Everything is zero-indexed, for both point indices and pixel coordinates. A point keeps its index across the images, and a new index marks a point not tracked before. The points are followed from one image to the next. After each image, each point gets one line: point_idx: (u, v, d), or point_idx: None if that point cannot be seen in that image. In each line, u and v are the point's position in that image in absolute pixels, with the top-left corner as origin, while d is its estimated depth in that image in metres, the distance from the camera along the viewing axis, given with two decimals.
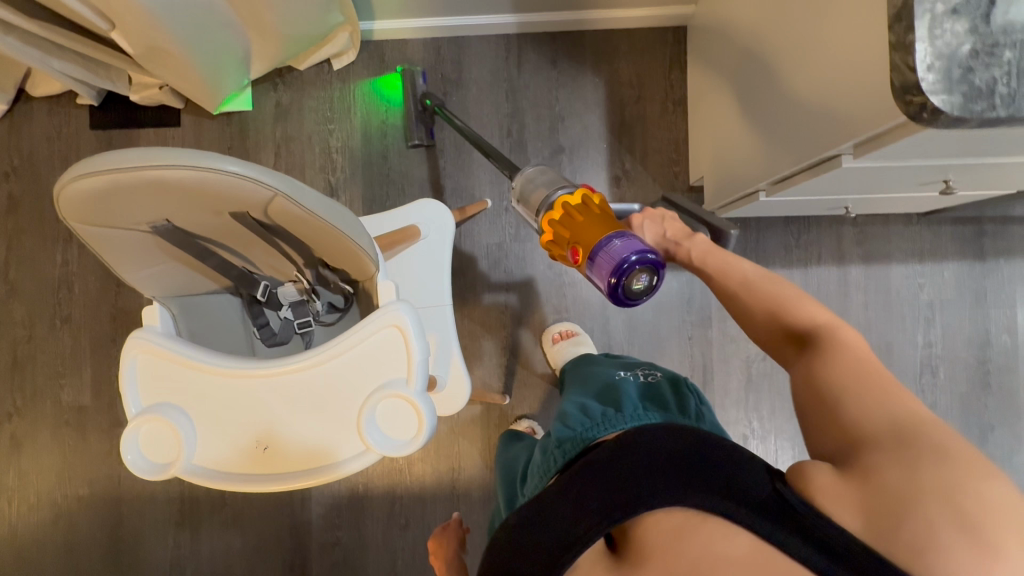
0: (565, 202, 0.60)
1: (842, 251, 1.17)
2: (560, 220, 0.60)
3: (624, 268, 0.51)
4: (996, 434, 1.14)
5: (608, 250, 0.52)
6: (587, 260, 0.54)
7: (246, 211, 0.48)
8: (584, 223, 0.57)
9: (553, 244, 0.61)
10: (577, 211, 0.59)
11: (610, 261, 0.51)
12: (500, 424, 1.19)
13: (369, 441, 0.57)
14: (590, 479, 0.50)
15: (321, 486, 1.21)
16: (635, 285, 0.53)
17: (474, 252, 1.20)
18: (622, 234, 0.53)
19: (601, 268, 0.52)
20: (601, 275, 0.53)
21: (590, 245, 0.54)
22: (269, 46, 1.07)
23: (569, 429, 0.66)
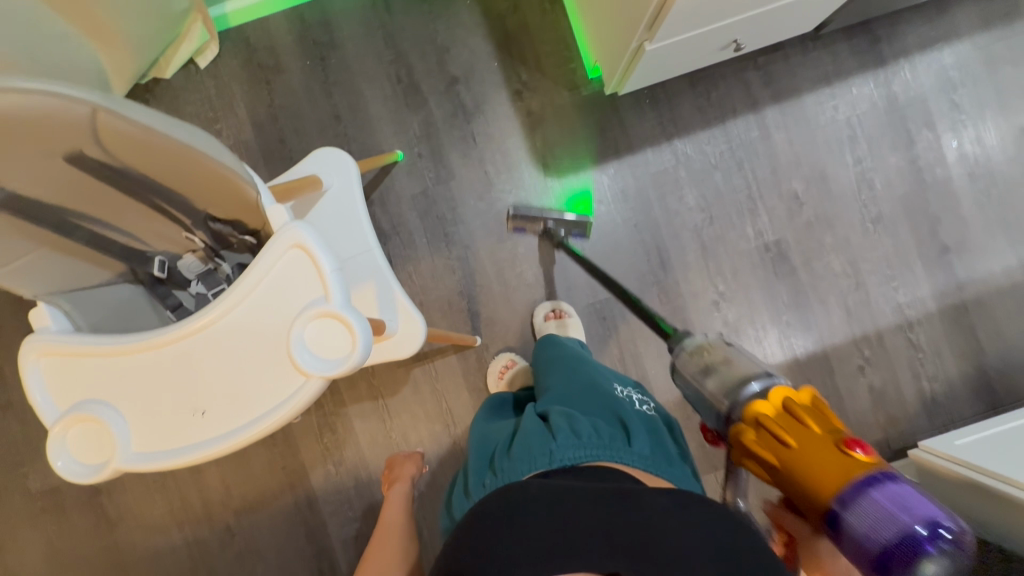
0: (820, 399, 0.56)
1: (752, 97, 1.18)
2: (810, 412, 0.54)
3: (921, 536, 0.45)
4: (944, 224, 1.17)
5: (903, 495, 0.47)
6: (870, 487, 0.47)
7: (80, 148, 0.44)
8: (837, 433, 0.52)
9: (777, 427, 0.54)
10: (835, 417, 0.54)
11: (913, 508, 0.46)
12: (481, 367, 1.17)
13: (303, 366, 0.53)
14: (632, 515, 0.47)
15: (324, 486, 1.17)
16: (917, 563, 0.45)
17: (401, 208, 1.17)
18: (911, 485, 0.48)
19: (894, 512, 0.46)
20: (885, 509, 0.46)
21: (867, 469, 0.49)
22: (119, 56, 1.01)
23: (578, 439, 0.60)
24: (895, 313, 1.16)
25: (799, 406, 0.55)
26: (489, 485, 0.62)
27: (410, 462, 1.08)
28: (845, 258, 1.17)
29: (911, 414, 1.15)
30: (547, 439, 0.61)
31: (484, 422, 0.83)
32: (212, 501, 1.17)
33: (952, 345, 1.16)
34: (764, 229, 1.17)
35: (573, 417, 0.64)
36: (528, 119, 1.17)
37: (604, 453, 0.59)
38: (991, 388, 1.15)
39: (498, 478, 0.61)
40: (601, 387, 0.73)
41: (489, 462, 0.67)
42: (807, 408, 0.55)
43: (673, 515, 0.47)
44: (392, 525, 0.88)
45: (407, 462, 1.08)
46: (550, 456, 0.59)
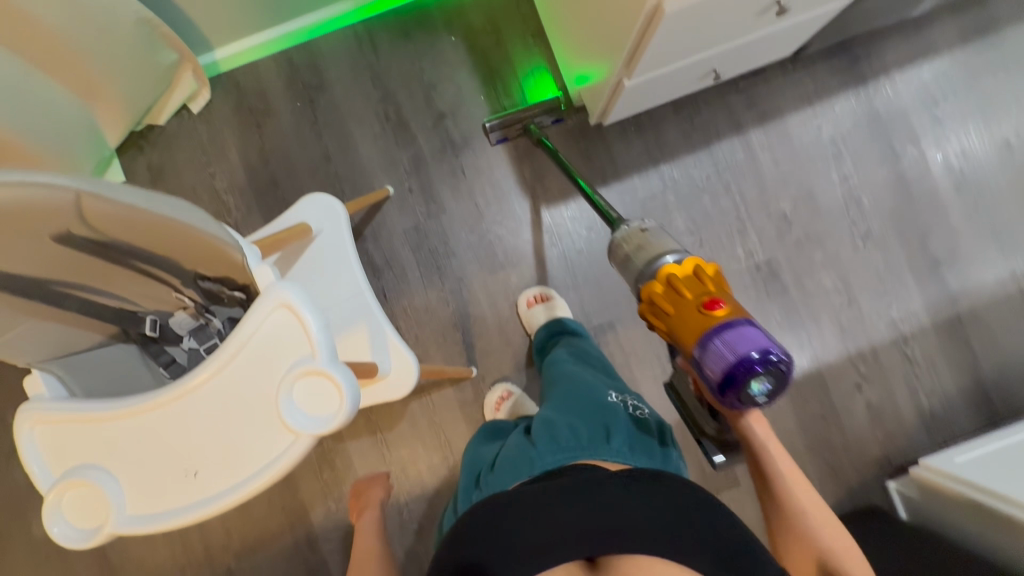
0: (702, 264, 0.61)
1: (736, 119, 1.19)
2: (688, 281, 0.61)
3: (753, 361, 0.53)
4: (933, 238, 1.17)
5: (740, 335, 0.54)
6: (716, 332, 0.55)
7: (67, 229, 0.46)
8: (710, 294, 0.59)
9: (660, 296, 0.61)
10: (710, 280, 0.60)
11: (746, 345, 0.54)
12: (477, 398, 1.17)
13: (293, 425, 0.54)
14: (593, 496, 0.50)
15: (325, 523, 1.17)
16: (750, 384, 0.54)
17: (393, 243, 1.18)
18: (757, 326, 0.55)
19: (730, 349, 0.54)
20: (722, 350, 0.54)
21: (715, 320, 0.56)
22: (113, 109, 1.03)
23: (556, 443, 0.64)
24: (889, 328, 1.16)
25: (679, 276, 0.61)
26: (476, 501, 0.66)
27: (377, 485, 1.06)
28: (836, 275, 1.17)
29: (911, 430, 1.14)
30: (528, 449, 0.65)
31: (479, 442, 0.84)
32: (214, 542, 1.17)
33: (948, 358, 1.16)
34: (754, 249, 1.17)
35: (552, 425, 0.67)
36: (515, 151, 1.19)
37: (582, 454, 0.62)
38: (990, 400, 1.15)
39: (484, 491, 0.65)
40: (591, 394, 0.74)
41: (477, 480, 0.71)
42: (683, 276, 0.61)
43: (627, 491, 0.51)
44: (367, 548, 0.82)
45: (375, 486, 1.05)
46: (531, 466, 0.62)
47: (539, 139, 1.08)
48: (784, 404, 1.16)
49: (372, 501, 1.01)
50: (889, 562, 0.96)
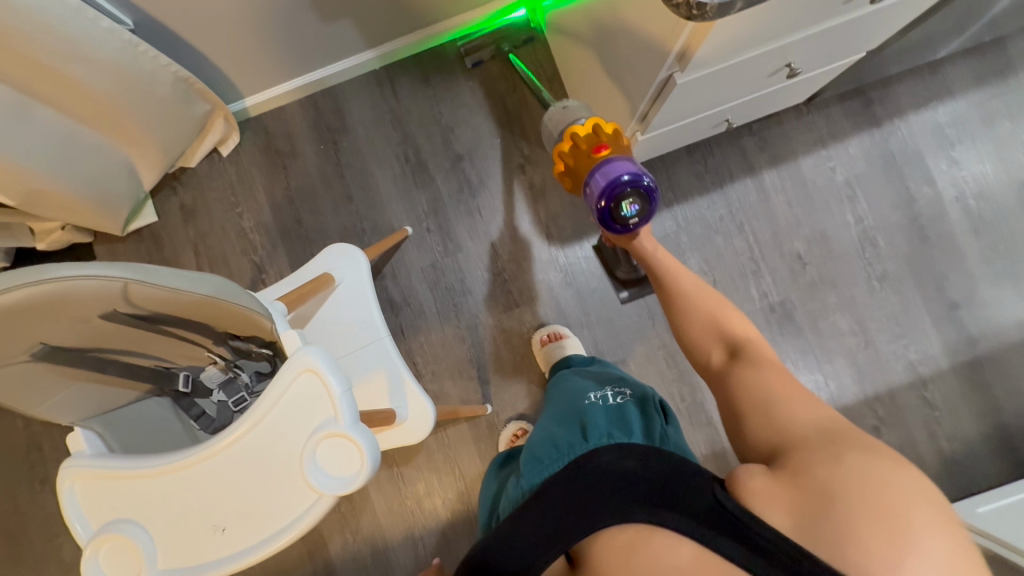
0: (601, 121, 0.77)
1: (749, 161, 1.20)
2: (587, 136, 0.77)
3: (623, 182, 0.70)
4: (951, 280, 1.16)
5: (619, 170, 0.71)
6: (599, 168, 0.72)
7: (114, 310, 0.50)
8: (602, 142, 0.75)
9: (567, 151, 0.78)
10: (606, 132, 0.76)
11: (619, 171, 0.71)
12: (492, 434, 1.19)
13: (316, 485, 0.57)
14: (549, 498, 0.54)
15: (342, 555, 1.19)
16: (624, 203, 0.71)
17: (411, 280, 1.21)
18: (633, 162, 0.72)
19: (608, 176, 0.71)
20: (602, 181, 0.71)
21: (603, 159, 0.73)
22: (149, 155, 1.08)
23: (539, 463, 0.61)
24: (907, 371, 1.16)
25: (580, 134, 0.77)
26: None
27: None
28: (852, 316, 1.17)
29: (932, 475, 1.13)
30: (520, 481, 0.63)
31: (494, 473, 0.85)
32: None
33: (968, 403, 1.14)
34: (768, 290, 1.18)
35: (535, 450, 0.65)
36: (531, 192, 1.22)
37: (561, 459, 0.58)
38: (1012, 447, 1.13)
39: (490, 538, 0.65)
40: (571, 406, 0.73)
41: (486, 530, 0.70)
42: (584, 133, 0.77)
43: (565, 481, 0.54)
44: None
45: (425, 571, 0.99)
46: (522, 490, 0.61)
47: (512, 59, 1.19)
48: None
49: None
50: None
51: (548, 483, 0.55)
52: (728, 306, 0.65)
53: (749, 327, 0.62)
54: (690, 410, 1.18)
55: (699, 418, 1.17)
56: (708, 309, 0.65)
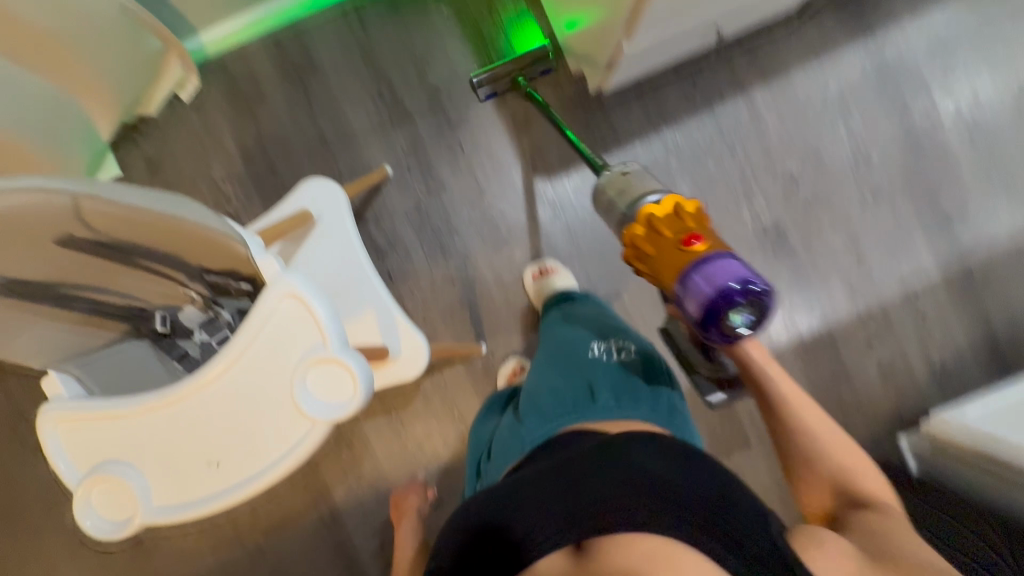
0: (681, 203, 0.65)
1: (739, 80, 1.16)
2: (668, 221, 0.64)
3: (733, 289, 0.57)
4: (945, 192, 1.15)
5: (721, 266, 0.58)
6: (698, 269, 0.59)
7: (70, 234, 0.46)
8: (693, 231, 0.63)
9: (643, 239, 0.65)
10: (690, 216, 0.64)
11: (728, 273, 0.57)
12: (489, 375, 1.18)
13: (308, 412, 0.55)
14: (579, 481, 0.52)
15: (347, 501, 1.20)
16: (731, 316, 0.58)
17: (395, 224, 1.17)
18: (742, 262, 0.59)
19: (711, 279, 0.58)
20: (702, 285, 0.58)
21: (700, 253, 0.60)
22: (102, 101, 1.01)
23: (542, 417, 0.67)
24: (899, 285, 1.16)
25: (657, 216, 0.65)
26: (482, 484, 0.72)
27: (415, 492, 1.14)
28: (845, 234, 1.16)
29: (922, 386, 1.15)
30: (521, 427, 0.69)
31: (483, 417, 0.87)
32: (240, 523, 1.21)
33: (958, 313, 1.15)
34: (760, 212, 1.16)
35: (536, 398, 0.70)
36: (514, 124, 1.17)
37: (567, 418, 0.65)
38: (1002, 354, 1.15)
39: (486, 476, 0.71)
40: (572, 352, 0.76)
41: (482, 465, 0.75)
42: (662, 215, 0.65)
43: (598, 467, 0.53)
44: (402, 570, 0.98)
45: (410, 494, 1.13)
46: (523, 441, 0.66)
47: (528, 91, 1.09)
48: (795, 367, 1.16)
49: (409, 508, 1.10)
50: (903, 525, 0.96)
51: (576, 467, 0.54)
52: (853, 450, 0.64)
53: (877, 487, 0.61)
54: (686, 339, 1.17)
55: None
56: (821, 445, 0.64)
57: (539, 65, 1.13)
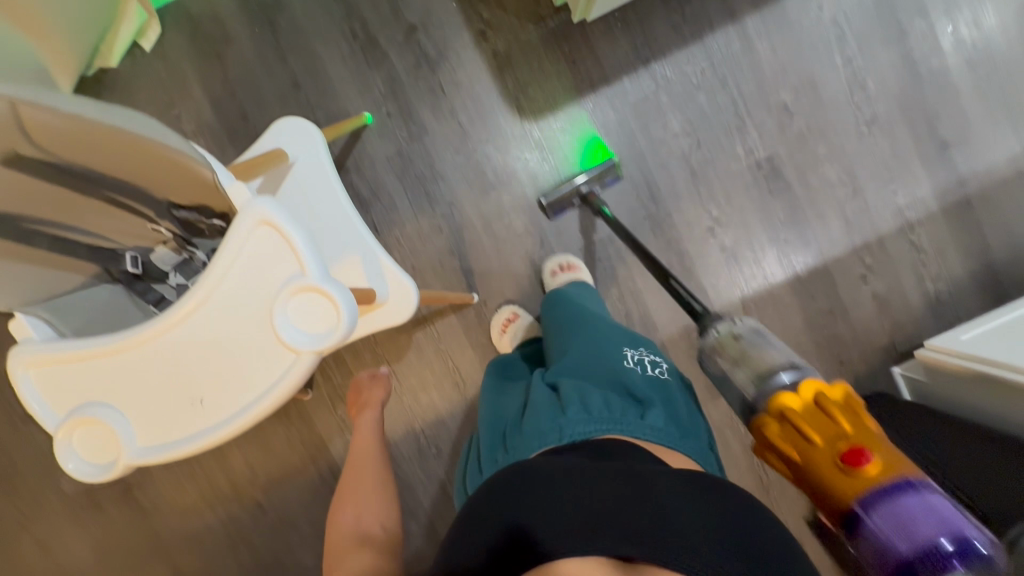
0: (823, 394, 0.60)
1: (729, 6, 1.11)
2: (810, 416, 0.60)
3: (946, 548, 0.46)
4: (942, 117, 1.12)
5: (911, 506, 0.49)
6: (885, 510, 0.50)
7: (15, 151, 0.43)
8: (849, 431, 0.56)
9: (791, 447, 0.59)
10: (841, 413, 0.58)
11: (919, 510, 0.48)
12: (482, 324, 1.17)
13: (291, 342, 0.53)
14: (654, 502, 0.48)
15: (345, 455, 1.20)
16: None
17: (378, 172, 1.13)
18: (949, 510, 0.49)
19: (905, 524, 0.48)
20: (893, 532, 0.49)
21: (876, 477, 0.52)
22: (57, 50, 0.94)
23: (587, 416, 0.62)
24: (895, 218, 1.13)
25: (794, 408, 0.61)
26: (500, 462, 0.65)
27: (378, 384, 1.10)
28: (841, 166, 1.12)
29: (917, 315, 1.15)
30: (559, 416, 0.62)
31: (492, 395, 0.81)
32: (240, 480, 1.23)
33: (955, 242, 1.14)
34: (754, 146, 1.12)
35: (581, 392, 0.65)
36: (496, 61, 1.11)
37: (616, 427, 0.61)
38: (996, 281, 1.14)
39: (508, 456, 0.64)
40: (610, 356, 0.72)
41: (499, 440, 0.69)
42: (802, 407, 0.61)
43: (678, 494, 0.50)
44: (367, 447, 0.96)
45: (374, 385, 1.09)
46: (560, 433, 0.61)
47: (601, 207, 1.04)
48: (790, 302, 1.15)
49: (371, 400, 1.06)
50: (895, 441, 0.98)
51: (657, 490, 0.50)
52: None
53: None
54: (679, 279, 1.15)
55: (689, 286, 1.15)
56: None
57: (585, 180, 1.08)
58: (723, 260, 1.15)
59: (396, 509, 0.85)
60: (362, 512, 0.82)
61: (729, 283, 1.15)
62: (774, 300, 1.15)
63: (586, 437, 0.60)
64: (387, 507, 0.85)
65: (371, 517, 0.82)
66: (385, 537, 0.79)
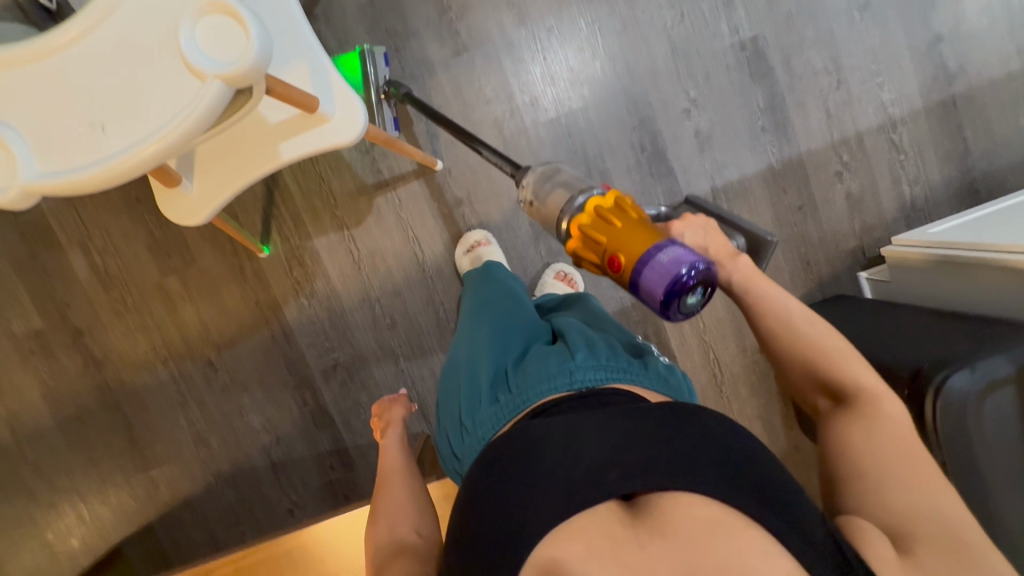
0: (599, 204, 0.57)
1: None
2: (593, 221, 0.56)
3: (686, 277, 0.50)
4: (937, 8, 1.08)
5: (655, 260, 0.51)
6: (639, 271, 0.51)
7: None
8: (626, 222, 0.54)
9: (581, 250, 0.57)
10: (611, 211, 0.56)
11: (672, 262, 0.50)
12: (444, 193, 1.14)
13: (196, 61, 0.51)
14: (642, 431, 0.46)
15: (299, 320, 1.19)
16: (690, 298, 0.52)
17: (347, 22, 1.08)
18: (682, 246, 0.51)
19: (659, 277, 0.50)
20: (654, 284, 0.51)
21: (634, 252, 0.52)
22: None
23: (600, 361, 0.61)
24: (878, 113, 1.10)
25: (585, 220, 0.57)
26: (502, 403, 0.60)
27: (398, 405, 0.93)
28: (828, 54, 1.09)
29: (889, 220, 1.13)
30: (568, 363, 0.60)
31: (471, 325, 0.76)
32: (191, 337, 1.19)
33: (935, 144, 1.11)
34: (740, 25, 1.08)
35: (588, 341, 0.64)
36: None
37: (623, 375, 0.60)
38: (971, 189, 1.12)
39: (513, 396, 0.60)
40: (612, 326, 0.73)
41: (492, 376, 0.64)
42: (586, 216, 0.57)
43: (664, 423, 0.47)
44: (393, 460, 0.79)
45: (394, 405, 0.92)
46: (571, 377, 0.59)
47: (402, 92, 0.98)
48: (762, 195, 1.12)
49: (395, 419, 0.88)
50: (874, 323, 0.95)
51: (644, 420, 0.47)
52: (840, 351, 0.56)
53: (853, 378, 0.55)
54: (651, 163, 1.12)
55: (659, 170, 1.12)
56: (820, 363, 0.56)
57: (367, 78, 1.03)
58: (696, 144, 1.11)
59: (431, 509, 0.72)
60: (394, 517, 0.69)
61: (700, 171, 1.11)
62: (745, 192, 1.12)
63: (597, 383, 0.59)
64: (423, 506, 0.72)
65: (405, 523, 0.69)
66: (424, 548, 0.66)
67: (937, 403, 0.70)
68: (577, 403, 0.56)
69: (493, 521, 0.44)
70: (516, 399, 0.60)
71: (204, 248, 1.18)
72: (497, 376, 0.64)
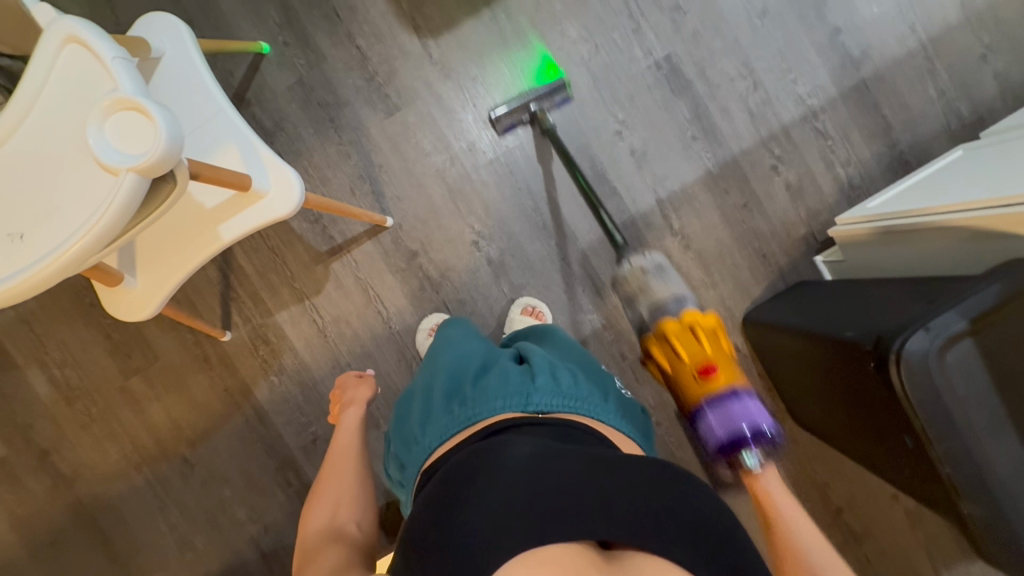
0: (702, 322, 0.91)
1: None
2: (687, 337, 0.91)
3: (746, 431, 0.84)
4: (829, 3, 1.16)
5: (739, 406, 0.86)
6: (716, 405, 0.87)
7: None
8: (715, 358, 0.89)
9: (673, 356, 0.92)
10: (715, 341, 0.91)
11: (742, 415, 0.85)
12: (399, 247, 1.15)
13: (104, 157, 0.51)
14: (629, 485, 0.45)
15: (271, 398, 1.16)
16: (746, 456, 0.80)
17: (279, 103, 1.12)
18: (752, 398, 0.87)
19: (729, 417, 0.85)
20: (719, 422, 0.86)
21: (721, 389, 0.88)
22: None
23: (555, 387, 0.60)
24: (798, 106, 1.16)
25: (695, 329, 0.91)
26: (456, 416, 0.59)
27: (364, 384, 0.95)
28: (737, 59, 1.15)
29: (832, 203, 1.16)
30: (525, 385, 0.59)
31: (440, 350, 0.74)
32: (162, 435, 1.15)
33: (858, 125, 1.16)
34: (651, 47, 1.15)
35: (550, 368, 0.63)
36: None
37: (581, 406, 0.59)
38: (901, 160, 1.16)
39: (468, 410, 0.58)
40: (576, 358, 0.72)
41: (452, 391, 0.62)
42: (697, 327, 0.91)
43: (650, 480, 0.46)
44: (346, 448, 0.79)
45: (360, 383, 0.95)
46: (526, 399, 0.58)
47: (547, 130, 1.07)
48: (706, 199, 1.15)
49: (357, 397, 0.91)
50: (840, 300, 0.95)
51: (636, 479, 0.46)
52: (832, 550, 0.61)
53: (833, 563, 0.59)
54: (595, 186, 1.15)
55: (604, 191, 1.14)
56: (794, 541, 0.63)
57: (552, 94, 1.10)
58: (633, 162, 1.14)
59: (373, 505, 0.70)
60: (335, 511, 0.67)
61: (642, 186, 1.14)
62: (690, 198, 1.15)
63: (551, 407, 0.58)
64: (367, 503, 0.70)
65: (346, 514, 0.67)
66: (363, 539, 0.64)
67: (901, 368, 0.69)
68: (531, 426, 0.55)
69: (457, 531, 0.41)
70: (469, 412, 0.58)
71: (165, 343, 1.16)
72: (454, 391, 0.62)
